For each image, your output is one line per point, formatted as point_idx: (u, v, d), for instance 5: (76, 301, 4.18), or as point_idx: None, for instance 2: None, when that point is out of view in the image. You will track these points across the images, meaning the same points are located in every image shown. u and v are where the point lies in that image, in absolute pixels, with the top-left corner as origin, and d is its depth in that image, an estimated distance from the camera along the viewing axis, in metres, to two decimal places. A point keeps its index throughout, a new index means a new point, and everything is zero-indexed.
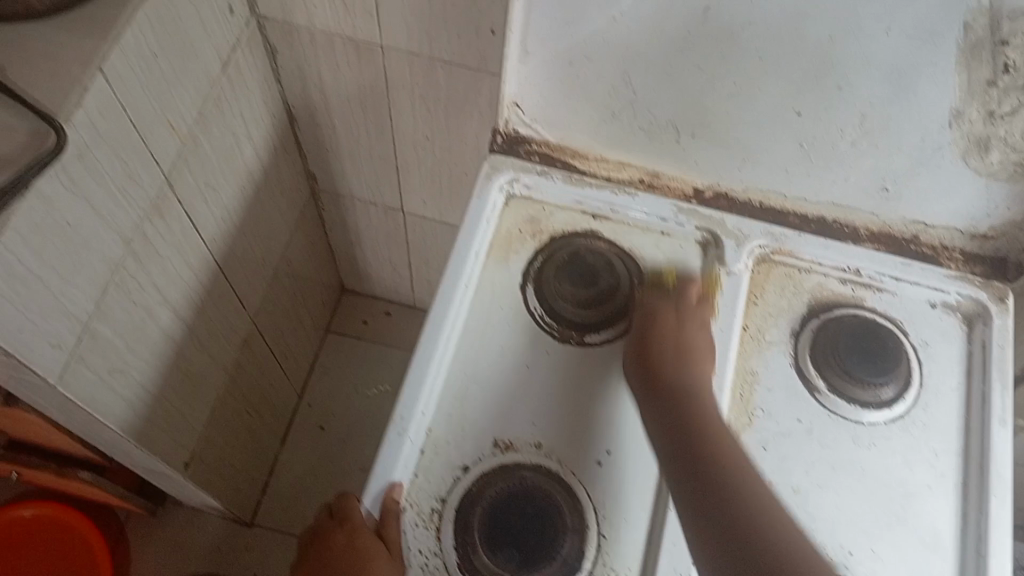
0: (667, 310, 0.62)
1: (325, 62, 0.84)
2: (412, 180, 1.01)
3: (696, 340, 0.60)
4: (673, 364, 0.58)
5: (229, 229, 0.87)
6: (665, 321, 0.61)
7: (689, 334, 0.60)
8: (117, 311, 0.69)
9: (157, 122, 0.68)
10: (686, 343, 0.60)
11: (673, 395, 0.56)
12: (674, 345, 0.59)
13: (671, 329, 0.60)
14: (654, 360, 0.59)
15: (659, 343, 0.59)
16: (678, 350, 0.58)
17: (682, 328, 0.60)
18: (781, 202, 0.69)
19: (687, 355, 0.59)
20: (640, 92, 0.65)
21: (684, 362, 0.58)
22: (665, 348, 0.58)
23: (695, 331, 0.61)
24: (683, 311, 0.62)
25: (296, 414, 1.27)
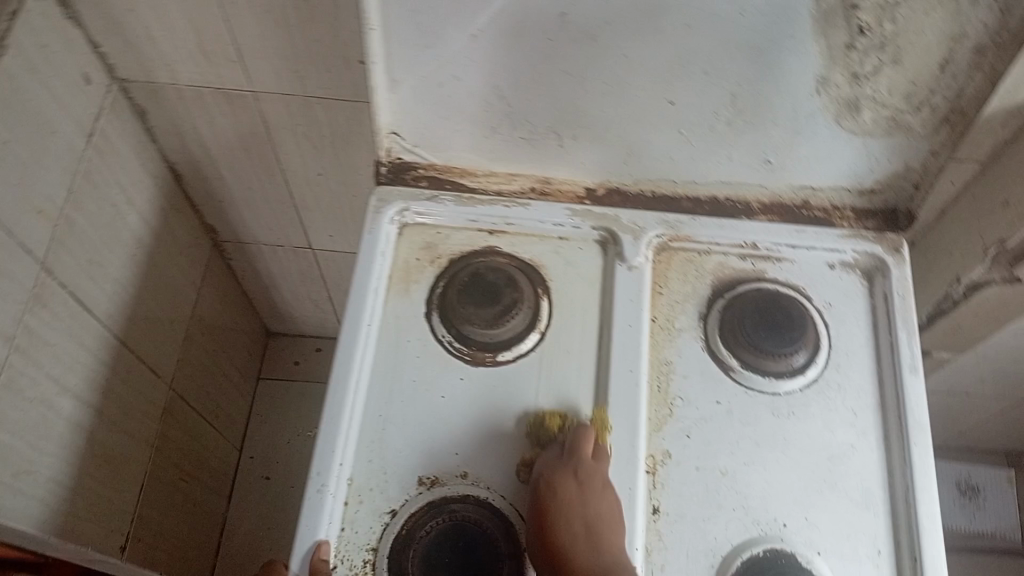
0: (567, 476, 0.55)
1: (198, 116, 0.81)
2: (314, 218, 0.98)
3: (602, 513, 0.54)
4: (590, 556, 0.53)
5: (125, 302, 0.84)
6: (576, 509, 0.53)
7: (592, 492, 0.54)
8: (11, 411, 0.66)
9: (21, 210, 0.64)
10: (592, 518, 0.54)
11: (570, 559, 0.52)
12: (584, 530, 0.53)
13: (576, 513, 0.53)
14: (558, 515, 0.54)
15: (563, 510, 0.54)
16: (593, 551, 0.53)
17: (584, 507, 0.54)
18: (672, 188, 0.69)
19: (595, 533, 0.53)
20: (515, 104, 0.65)
21: (596, 546, 0.53)
22: (582, 553, 0.53)
23: (596, 504, 0.54)
24: (583, 473, 0.55)
25: (239, 469, 1.24)
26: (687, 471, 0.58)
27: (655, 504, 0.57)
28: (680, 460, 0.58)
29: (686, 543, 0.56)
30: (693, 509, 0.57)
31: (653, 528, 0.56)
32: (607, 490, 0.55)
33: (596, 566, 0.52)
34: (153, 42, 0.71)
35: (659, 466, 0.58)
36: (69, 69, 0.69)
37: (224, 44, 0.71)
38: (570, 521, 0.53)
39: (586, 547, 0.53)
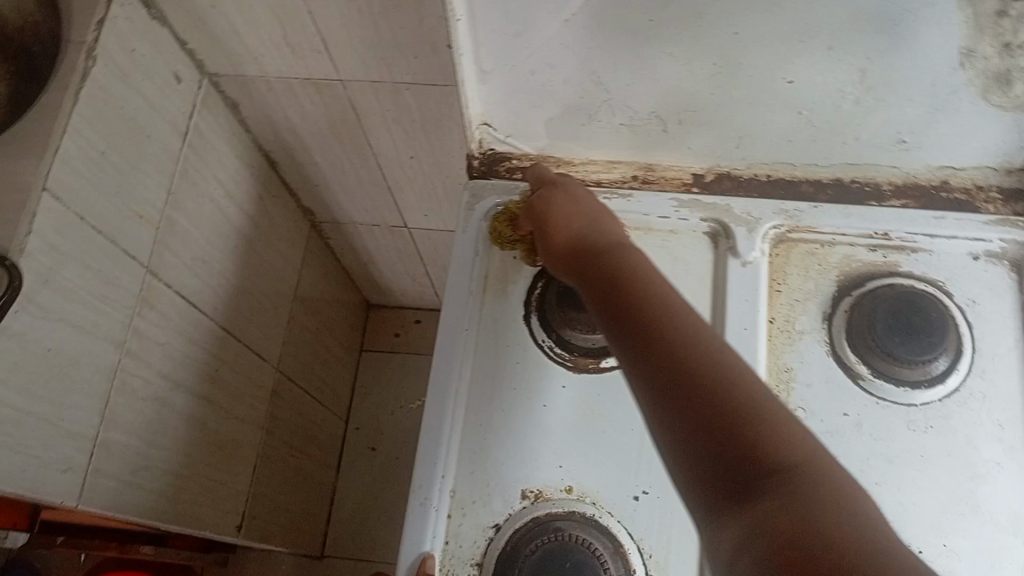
0: (559, 189, 0.57)
1: (288, 105, 0.80)
2: (408, 198, 0.97)
3: (604, 216, 0.55)
4: (600, 237, 0.52)
5: (228, 293, 0.85)
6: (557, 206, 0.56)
7: (581, 204, 0.56)
8: (126, 413, 0.68)
9: (124, 218, 0.65)
10: (593, 216, 0.54)
11: (620, 289, 0.45)
12: (584, 226, 0.53)
13: (573, 213, 0.55)
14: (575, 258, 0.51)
15: (563, 225, 0.54)
16: (592, 237, 0.52)
17: (576, 199, 0.56)
18: (789, 171, 0.63)
19: (598, 224, 0.53)
20: (613, 90, 0.60)
21: (596, 235, 0.52)
22: (587, 240, 0.52)
23: (578, 197, 0.56)
24: (566, 185, 0.58)
25: (347, 440, 1.27)
26: None
27: None
28: None
29: None
30: None
31: None
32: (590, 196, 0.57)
33: (634, 266, 0.47)
34: (240, 36, 0.70)
35: None
36: (160, 70, 0.69)
37: (310, 36, 0.68)
38: (592, 242, 0.51)
39: (613, 252, 0.49)
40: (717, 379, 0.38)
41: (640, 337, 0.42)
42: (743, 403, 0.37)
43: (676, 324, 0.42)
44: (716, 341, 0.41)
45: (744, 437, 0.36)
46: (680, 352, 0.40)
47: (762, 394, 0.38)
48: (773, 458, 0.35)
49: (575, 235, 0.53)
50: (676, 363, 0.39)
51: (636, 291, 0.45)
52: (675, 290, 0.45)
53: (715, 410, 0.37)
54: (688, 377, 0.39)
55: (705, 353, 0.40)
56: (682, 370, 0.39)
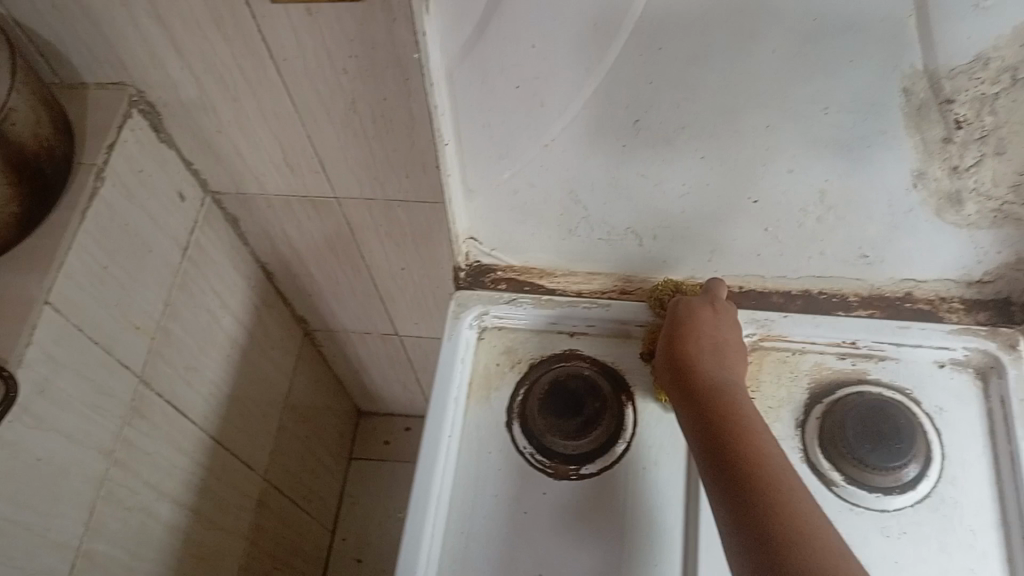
0: (703, 304, 0.61)
1: (286, 220, 0.84)
2: (399, 307, 0.99)
3: (722, 343, 0.58)
4: (711, 360, 0.56)
5: (220, 399, 0.86)
6: (702, 318, 0.59)
7: (714, 335, 0.58)
8: (112, 522, 0.68)
9: (123, 329, 0.68)
10: (719, 340, 0.58)
11: (711, 418, 0.51)
12: (712, 341, 0.58)
13: (706, 325, 0.59)
14: (696, 403, 0.53)
15: (693, 344, 0.57)
16: (722, 367, 0.56)
17: (718, 327, 0.59)
18: (761, 283, 0.67)
19: (721, 351, 0.57)
20: (591, 207, 0.64)
21: (724, 367, 0.56)
22: (711, 367, 0.55)
23: (689, 318, 0.60)
24: (709, 300, 0.61)
25: (332, 552, 1.24)
26: None
27: None
28: None
29: None
30: None
31: None
32: (733, 322, 0.60)
33: (743, 408, 0.52)
34: (242, 157, 0.75)
35: None
36: (165, 188, 0.73)
37: (308, 157, 0.73)
38: (716, 387, 0.54)
39: (744, 422, 0.50)
40: (777, 496, 0.44)
41: (774, 545, 0.41)
42: (796, 524, 0.42)
43: (751, 468, 0.46)
44: (787, 466, 0.47)
45: (802, 563, 0.40)
46: (755, 470, 0.46)
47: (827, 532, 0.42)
48: (809, 537, 0.42)
49: (682, 361, 0.57)
50: (775, 524, 0.42)
51: (760, 460, 0.47)
52: (798, 477, 0.46)
53: (792, 526, 0.42)
54: (750, 488, 0.45)
55: (804, 520, 0.43)
56: (776, 533, 0.42)
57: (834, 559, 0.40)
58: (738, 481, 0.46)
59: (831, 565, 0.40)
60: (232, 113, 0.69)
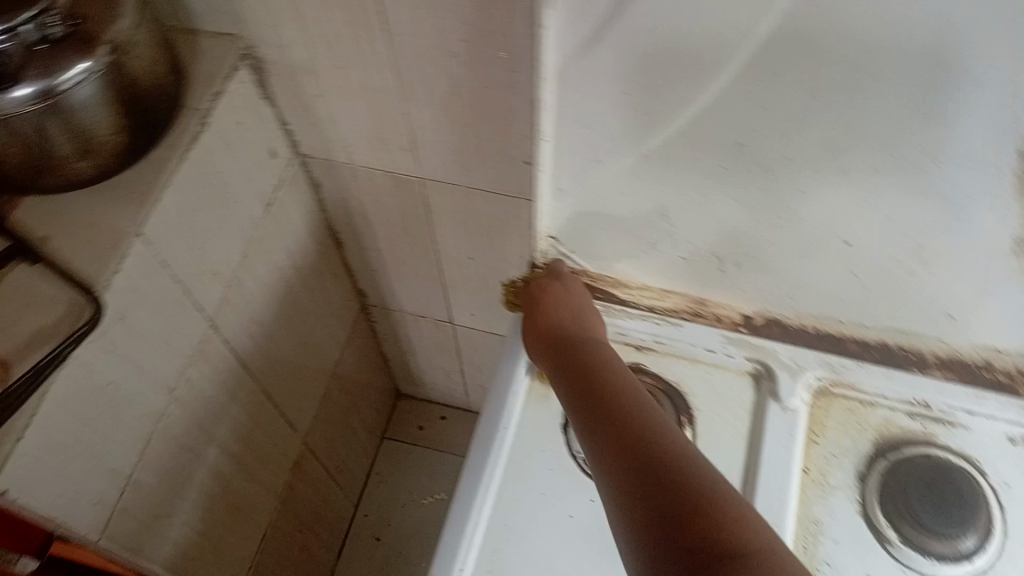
0: (558, 282, 0.69)
1: (367, 194, 0.85)
2: (459, 296, 0.99)
3: (587, 319, 0.64)
4: (568, 322, 0.64)
5: (275, 357, 0.88)
6: (554, 294, 0.67)
7: (573, 308, 0.65)
8: (161, 457, 0.70)
9: (201, 275, 0.69)
10: (582, 308, 0.65)
11: (561, 349, 0.61)
12: (572, 318, 0.64)
13: (565, 301, 0.66)
14: (553, 347, 0.62)
15: (555, 318, 0.64)
16: (584, 333, 0.62)
17: (579, 298, 0.66)
18: (837, 327, 0.65)
19: (580, 318, 0.64)
20: (677, 224, 0.63)
21: (586, 330, 0.63)
22: (574, 334, 0.62)
23: (580, 299, 0.66)
24: (569, 281, 0.69)
25: (352, 527, 1.25)
26: None
27: None
28: None
29: None
30: None
31: None
32: (587, 296, 0.67)
33: (608, 360, 0.58)
34: (336, 125, 0.76)
35: None
36: (260, 144, 0.75)
37: (401, 134, 0.74)
38: (581, 346, 0.60)
39: (595, 368, 0.57)
40: (638, 429, 0.50)
41: (642, 465, 0.47)
42: (654, 449, 0.48)
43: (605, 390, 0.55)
44: (644, 402, 0.53)
45: (670, 479, 0.46)
46: (614, 404, 0.53)
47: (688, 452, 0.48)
48: (665, 456, 0.47)
49: (563, 332, 0.62)
50: (638, 449, 0.48)
51: (614, 397, 0.53)
52: (655, 412, 0.52)
53: (649, 452, 0.48)
54: (606, 421, 0.52)
55: (666, 445, 0.48)
56: (636, 457, 0.48)
57: (689, 473, 0.46)
58: (605, 417, 0.52)
59: (691, 485, 0.45)
60: (336, 81, 0.70)
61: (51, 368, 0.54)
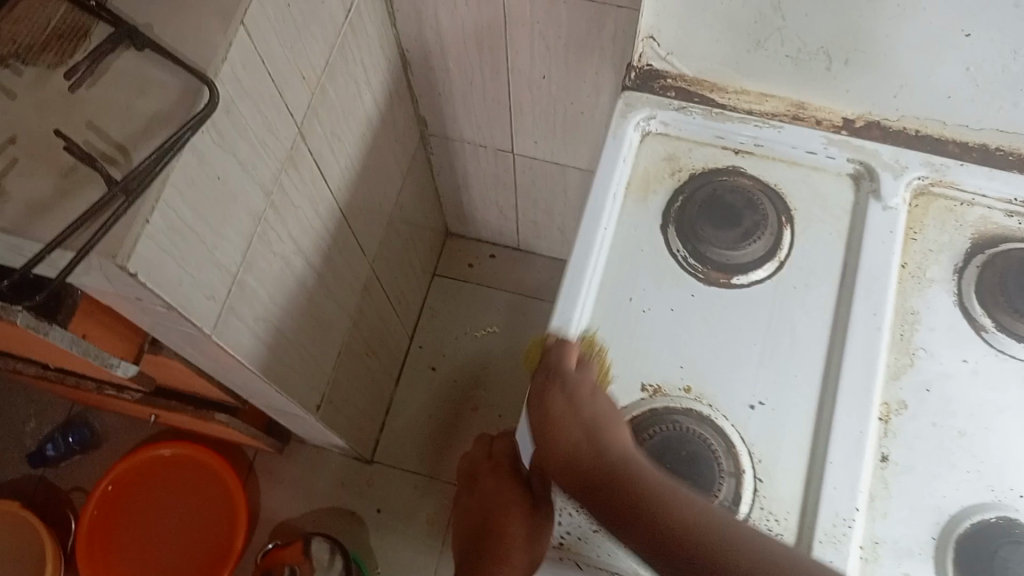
0: (552, 385, 0.56)
1: (442, 4, 0.82)
2: (525, 121, 0.98)
3: (602, 414, 0.54)
4: (580, 434, 0.54)
5: (350, 176, 0.88)
6: (554, 410, 0.55)
7: (564, 408, 0.55)
8: (261, 262, 0.71)
9: (292, 76, 0.68)
10: (586, 397, 0.55)
11: (597, 491, 0.52)
12: (565, 416, 0.55)
13: (557, 413, 0.55)
14: (579, 446, 0.53)
15: (560, 429, 0.54)
16: (591, 401, 0.55)
17: (564, 396, 0.55)
18: (939, 130, 0.65)
19: (585, 407, 0.54)
20: (790, 18, 0.62)
21: (585, 402, 0.54)
22: (563, 434, 0.54)
23: (581, 378, 0.56)
24: (567, 376, 0.56)
25: (408, 356, 1.30)
26: (922, 426, 0.57)
27: (885, 452, 0.57)
28: (916, 414, 0.58)
29: (911, 495, 0.56)
30: (924, 462, 0.56)
31: (879, 474, 0.56)
32: (584, 368, 0.57)
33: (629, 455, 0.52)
34: None
35: (892, 415, 0.58)
36: None
37: None
38: (618, 457, 0.52)
39: (625, 457, 0.52)
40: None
41: None
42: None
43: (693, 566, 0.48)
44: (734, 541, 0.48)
45: None
46: (701, 542, 0.48)
47: (807, 567, 0.47)
48: None
49: (564, 447, 0.54)
50: None
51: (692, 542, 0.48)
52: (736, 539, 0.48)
53: None
54: None
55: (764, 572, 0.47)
56: None
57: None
58: None
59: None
60: None
61: (176, 152, 0.53)
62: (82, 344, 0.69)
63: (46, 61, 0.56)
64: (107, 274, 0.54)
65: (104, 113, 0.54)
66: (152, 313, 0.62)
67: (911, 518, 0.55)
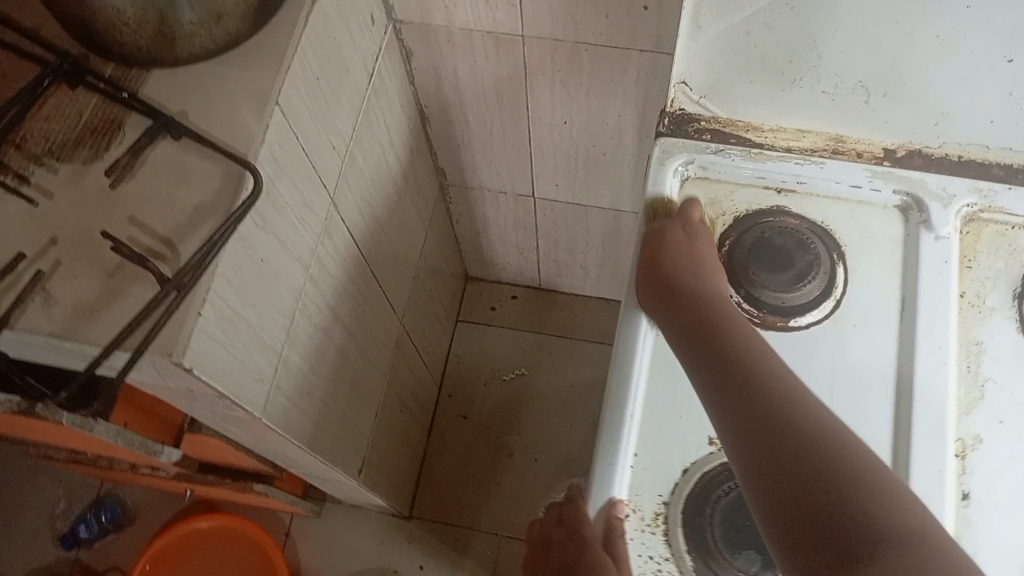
0: (674, 227, 0.60)
1: (461, 60, 0.82)
2: (546, 165, 0.98)
3: (709, 293, 0.56)
4: (686, 275, 0.57)
5: (379, 237, 0.87)
6: (672, 242, 0.59)
7: (687, 256, 0.58)
8: (303, 336, 0.70)
9: (323, 147, 0.67)
10: (696, 259, 0.58)
11: (703, 339, 0.53)
12: (686, 259, 0.57)
13: (676, 248, 0.58)
14: (690, 316, 0.54)
15: (669, 254, 0.58)
16: (695, 275, 0.57)
17: (688, 247, 0.58)
18: (982, 154, 0.64)
19: (703, 300, 0.55)
20: (828, 53, 0.64)
21: (698, 276, 0.57)
22: (682, 278, 0.56)
23: (703, 249, 0.59)
24: (690, 229, 0.60)
25: (438, 406, 1.29)
26: (1000, 460, 0.56)
27: (965, 490, 0.55)
28: (993, 447, 0.56)
29: (997, 533, 0.54)
30: (1006, 498, 0.55)
31: (962, 514, 0.55)
32: (708, 242, 0.60)
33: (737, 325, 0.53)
34: None
35: (969, 451, 0.56)
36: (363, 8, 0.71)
37: None
38: (726, 315, 0.54)
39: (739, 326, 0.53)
40: (824, 453, 0.45)
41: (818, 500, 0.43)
42: (839, 468, 0.44)
43: (771, 418, 0.47)
44: (818, 418, 0.47)
45: (852, 516, 0.42)
46: (798, 433, 0.46)
47: (884, 475, 0.44)
48: (832, 481, 0.44)
49: (670, 271, 0.57)
50: (808, 481, 0.44)
51: (775, 399, 0.48)
52: (830, 420, 0.47)
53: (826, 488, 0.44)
54: (782, 449, 0.46)
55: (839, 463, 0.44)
56: (799, 461, 0.45)
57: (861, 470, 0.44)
58: (777, 449, 0.46)
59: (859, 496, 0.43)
60: None
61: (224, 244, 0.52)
62: (127, 432, 0.68)
63: (81, 156, 0.55)
64: (160, 371, 0.52)
65: (146, 207, 0.54)
66: (201, 401, 0.61)
67: (1000, 557, 0.53)
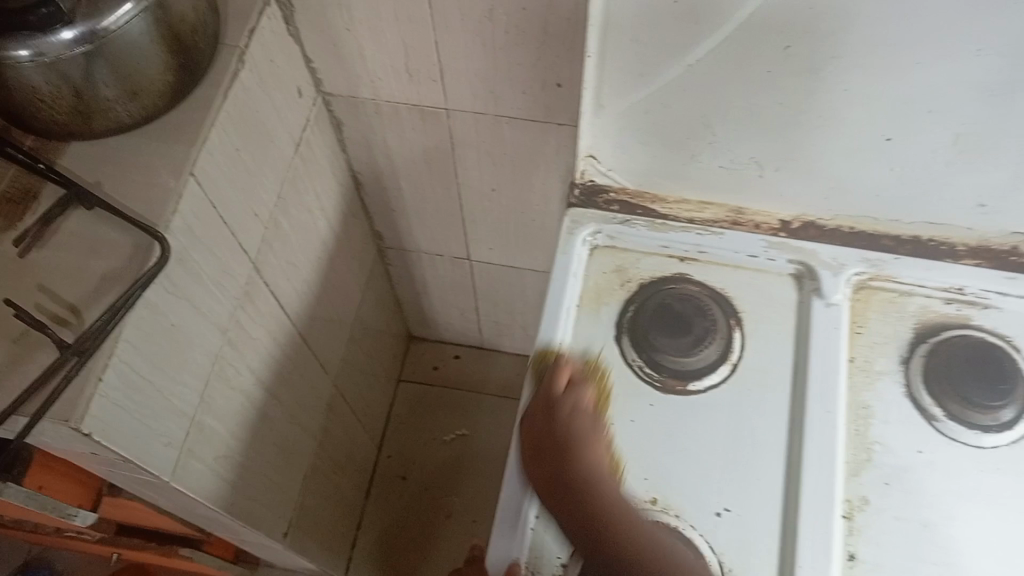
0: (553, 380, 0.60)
1: (390, 129, 0.86)
2: (478, 230, 1.01)
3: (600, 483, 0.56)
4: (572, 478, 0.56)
5: (308, 300, 0.89)
6: (550, 412, 0.58)
7: (569, 435, 0.57)
8: (219, 399, 0.71)
9: (244, 214, 0.69)
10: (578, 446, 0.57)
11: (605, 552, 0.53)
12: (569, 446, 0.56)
13: (553, 439, 0.57)
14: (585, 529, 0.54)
15: (554, 452, 0.56)
16: (580, 465, 0.56)
17: (569, 418, 0.58)
18: (872, 226, 0.69)
19: (592, 487, 0.55)
20: (720, 133, 0.65)
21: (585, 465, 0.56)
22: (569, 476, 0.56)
23: (578, 419, 0.58)
24: (562, 394, 0.59)
25: (377, 467, 1.28)
26: (887, 520, 0.57)
27: (852, 550, 0.56)
28: (880, 508, 0.58)
29: None
30: (892, 559, 0.56)
31: (849, 575, 0.55)
32: (582, 393, 0.60)
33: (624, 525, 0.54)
34: (363, 59, 0.76)
35: (856, 511, 0.58)
36: (289, 83, 0.74)
37: (430, 64, 0.74)
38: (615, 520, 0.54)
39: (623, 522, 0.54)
40: None
41: None
42: None
43: None
44: None
45: None
46: None
47: None
48: None
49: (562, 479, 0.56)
50: None
51: None
52: None
53: None
54: None
55: None
56: None
57: None
58: None
59: None
60: (366, 12, 0.70)
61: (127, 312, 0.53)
62: (37, 498, 0.67)
63: None
64: (58, 436, 0.53)
65: (56, 275, 0.55)
66: (107, 466, 0.61)
67: None
